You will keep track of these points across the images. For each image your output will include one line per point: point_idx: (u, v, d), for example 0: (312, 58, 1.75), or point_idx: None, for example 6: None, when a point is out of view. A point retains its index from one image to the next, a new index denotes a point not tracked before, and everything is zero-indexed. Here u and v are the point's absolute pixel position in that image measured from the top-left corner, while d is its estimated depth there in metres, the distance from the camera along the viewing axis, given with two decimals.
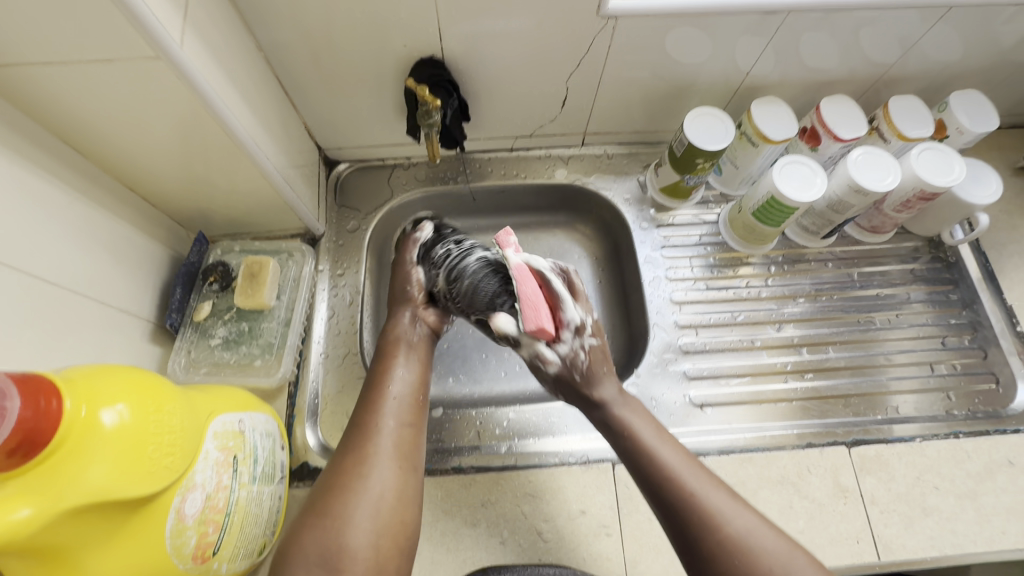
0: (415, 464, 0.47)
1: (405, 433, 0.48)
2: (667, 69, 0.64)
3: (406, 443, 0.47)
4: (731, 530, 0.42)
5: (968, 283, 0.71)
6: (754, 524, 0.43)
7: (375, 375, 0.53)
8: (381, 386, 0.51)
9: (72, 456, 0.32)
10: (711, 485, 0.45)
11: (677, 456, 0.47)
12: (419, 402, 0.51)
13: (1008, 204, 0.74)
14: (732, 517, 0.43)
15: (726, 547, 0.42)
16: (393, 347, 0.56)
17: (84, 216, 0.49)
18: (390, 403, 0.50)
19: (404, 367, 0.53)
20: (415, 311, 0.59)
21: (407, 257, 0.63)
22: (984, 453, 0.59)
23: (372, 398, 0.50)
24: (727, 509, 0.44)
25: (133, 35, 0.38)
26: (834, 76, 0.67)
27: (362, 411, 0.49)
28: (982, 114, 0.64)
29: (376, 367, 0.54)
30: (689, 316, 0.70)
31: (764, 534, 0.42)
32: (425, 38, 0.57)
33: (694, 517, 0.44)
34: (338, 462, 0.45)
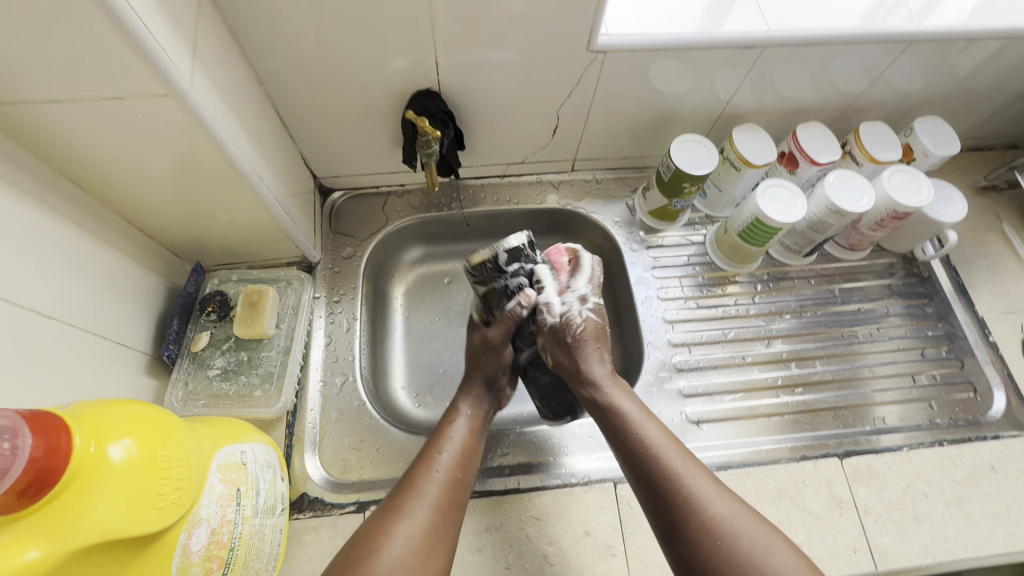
0: (443, 544, 0.45)
1: (448, 511, 0.47)
2: (653, 99, 0.67)
3: (440, 522, 0.46)
4: (712, 516, 0.45)
5: (941, 296, 0.75)
6: (733, 511, 0.45)
7: (433, 437, 0.53)
8: (432, 452, 0.51)
9: (80, 493, 0.31)
10: (693, 468, 0.48)
11: (664, 443, 0.50)
12: (465, 475, 0.51)
13: (973, 221, 0.79)
14: (716, 505, 0.46)
15: (707, 534, 0.44)
16: (457, 411, 0.57)
17: (81, 249, 0.48)
18: (435, 476, 0.49)
19: (459, 434, 0.54)
20: (497, 396, 0.60)
21: (501, 338, 0.59)
22: (968, 459, 0.62)
23: (426, 464, 0.50)
24: (709, 496, 0.46)
25: (145, 74, 0.39)
26: (808, 104, 0.71)
27: (408, 481, 0.49)
28: (945, 138, 0.68)
29: (434, 432, 0.55)
30: (682, 335, 0.72)
31: (744, 525, 0.44)
32: (420, 70, 0.59)
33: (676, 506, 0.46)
34: (367, 530, 0.44)
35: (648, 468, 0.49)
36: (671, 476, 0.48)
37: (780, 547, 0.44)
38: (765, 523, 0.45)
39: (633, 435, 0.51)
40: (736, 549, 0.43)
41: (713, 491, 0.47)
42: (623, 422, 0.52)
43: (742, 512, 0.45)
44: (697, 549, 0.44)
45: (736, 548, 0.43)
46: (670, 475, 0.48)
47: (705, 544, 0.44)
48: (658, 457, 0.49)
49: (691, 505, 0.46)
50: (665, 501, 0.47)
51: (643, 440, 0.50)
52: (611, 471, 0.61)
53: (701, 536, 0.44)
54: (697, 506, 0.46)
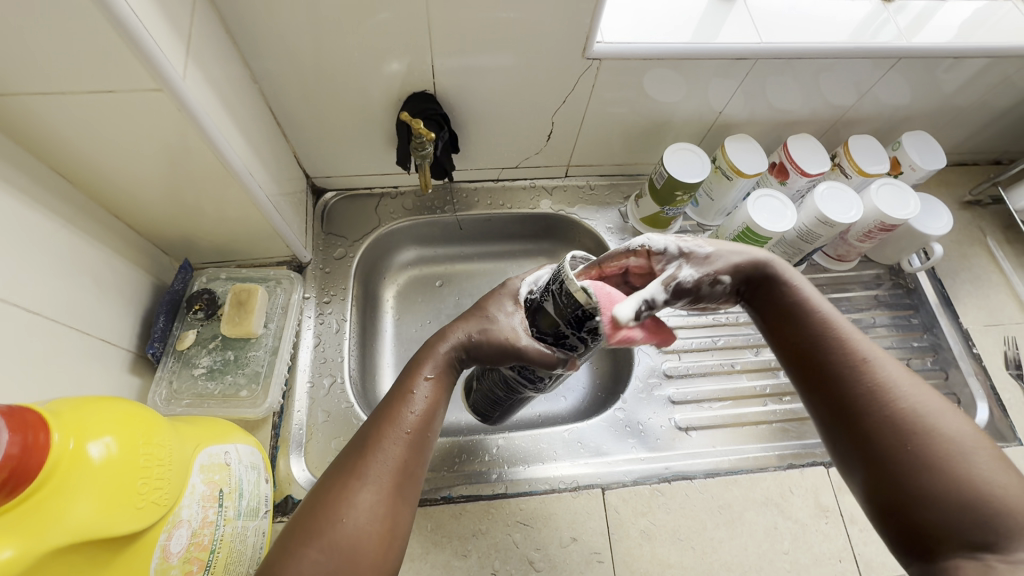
0: (409, 502, 0.39)
1: (407, 481, 0.39)
2: (647, 107, 0.68)
3: (405, 482, 0.39)
4: (900, 400, 0.39)
5: (927, 307, 0.76)
6: (922, 398, 0.39)
7: (394, 393, 0.42)
8: (394, 412, 0.41)
9: (59, 492, 0.31)
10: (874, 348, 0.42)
11: (843, 327, 0.43)
12: (434, 438, 0.42)
13: (958, 235, 0.80)
14: (908, 390, 0.39)
15: (896, 423, 0.38)
16: (430, 359, 0.44)
17: (67, 244, 0.48)
18: (401, 437, 0.40)
19: (425, 398, 0.42)
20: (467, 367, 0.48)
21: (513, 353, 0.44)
22: None
23: (379, 423, 0.40)
24: (899, 379, 0.40)
25: (137, 68, 0.38)
26: (799, 116, 0.72)
27: (370, 435, 0.40)
28: (931, 152, 0.69)
29: (399, 378, 0.43)
30: (672, 341, 0.72)
31: (944, 416, 0.38)
32: (417, 73, 0.59)
33: (856, 384, 0.40)
34: (320, 496, 0.37)
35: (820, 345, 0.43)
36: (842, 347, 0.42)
37: (977, 446, 0.37)
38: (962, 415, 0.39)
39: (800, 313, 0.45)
40: (933, 438, 0.37)
41: (904, 376, 0.40)
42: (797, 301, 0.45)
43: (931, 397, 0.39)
44: (885, 438, 0.38)
45: (926, 438, 0.37)
46: (846, 356, 0.41)
47: (892, 437, 0.38)
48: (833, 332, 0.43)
49: (875, 387, 0.40)
50: (841, 381, 0.41)
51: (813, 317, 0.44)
52: (599, 477, 0.61)
53: (886, 421, 0.38)
54: (882, 390, 0.39)
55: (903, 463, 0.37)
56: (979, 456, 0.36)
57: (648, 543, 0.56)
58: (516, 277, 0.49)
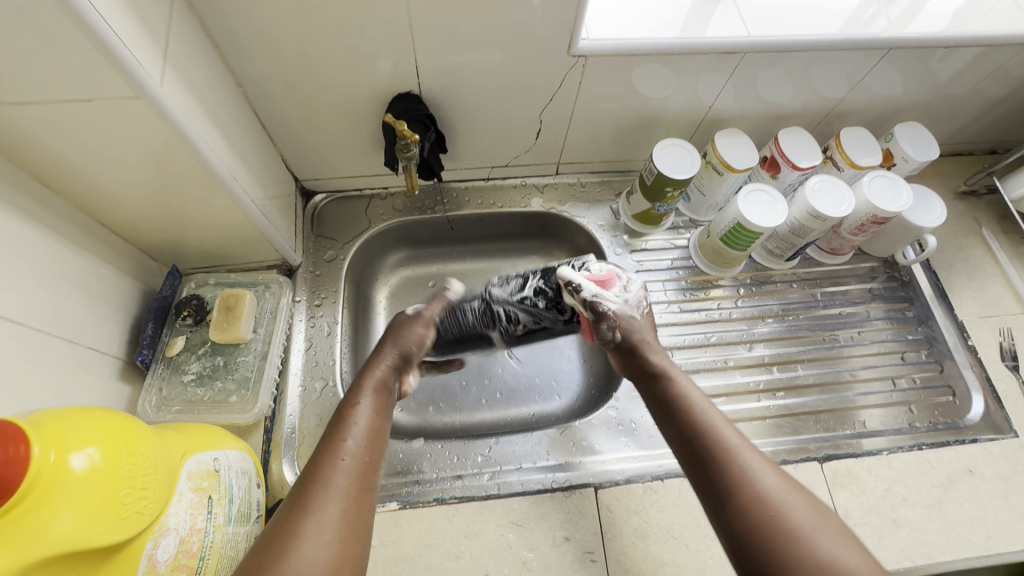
0: (361, 531, 0.41)
1: (364, 498, 0.43)
2: (636, 103, 0.68)
3: (356, 508, 0.42)
4: (759, 486, 0.43)
5: (922, 300, 0.75)
6: (780, 483, 0.43)
7: (331, 427, 0.48)
8: (339, 440, 0.46)
9: (40, 504, 0.31)
10: (747, 446, 0.46)
11: (721, 424, 0.49)
12: (376, 464, 0.47)
13: (953, 226, 0.79)
14: (767, 480, 0.43)
15: (757, 507, 0.42)
16: (361, 390, 0.52)
17: (52, 253, 0.48)
18: (342, 464, 0.44)
19: (364, 423, 0.48)
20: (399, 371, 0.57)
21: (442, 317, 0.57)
22: (946, 463, 0.62)
23: (334, 450, 0.45)
24: (758, 467, 0.44)
25: (112, 75, 0.38)
26: (790, 109, 0.71)
27: (316, 469, 0.43)
28: (924, 143, 0.69)
29: (337, 414, 0.49)
30: (665, 338, 0.72)
31: (794, 502, 0.42)
32: (402, 73, 0.59)
33: (725, 472, 0.45)
34: (280, 523, 0.39)
35: (699, 439, 0.48)
36: (720, 448, 0.46)
37: (829, 528, 0.40)
38: (820, 503, 0.42)
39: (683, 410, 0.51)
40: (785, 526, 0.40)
41: (763, 464, 0.45)
42: (677, 389, 0.53)
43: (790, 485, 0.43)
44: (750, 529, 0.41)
45: (784, 521, 0.41)
46: (721, 450, 0.46)
47: (752, 520, 0.41)
48: (709, 428, 0.48)
49: (737, 473, 0.44)
50: (713, 468, 0.46)
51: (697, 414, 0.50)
52: (592, 475, 0.61)
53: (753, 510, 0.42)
54: (744, 476, 0.44)
55: (768, 544, 0.40)
56: (834, 542, 0.39)
57: (641, 542, 0.56)
58: (425, 310, 0.62)
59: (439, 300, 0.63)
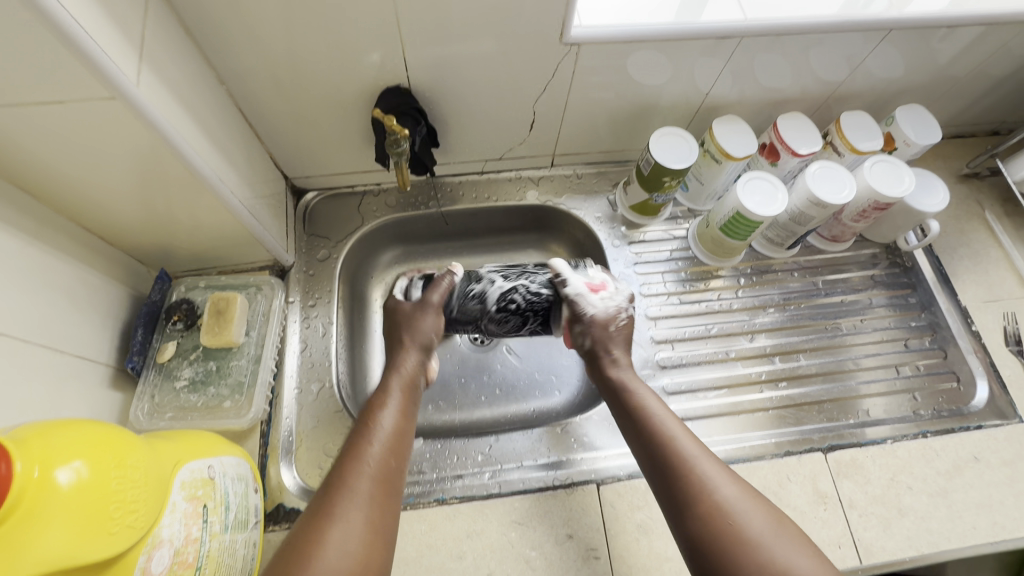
0: (383, 539, 0.42)
1: (388, 502, 0.44)
2: (631, 91, 0.66)
3: (378, 516, 0.43)
4: (719, 497, 0.44)
5: (925, 286, 0.74)
6: (740, 494, 0.45)
7: (355, 433, 0.48)
8: (366, 442, 0.47)
9: (26, 521, 0.30)
10: (704, 454, 0.48)
11: (682, 435, 0.50)
12: (397, 469, 0.47)
13: (955, 210, 0.78)
14: (725, 489, 0.45)
15: (718, 516, 0.43)
16: (387, 393, 0.53)
17: (35, 260, 0.46)
18: (366, 471, 0.45)
19: (390, 424, 0.50)
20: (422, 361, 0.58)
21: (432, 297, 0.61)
22: (951, 450, 0.61)
23: (359, 453, 0.46)
24: (718, 478, 0.46)
25: (85, 76, 0.36)
26: (789, 94, 0.70)
27: (338, 475, 0.44)
28: (926, 126, 0.67)
29: (361, 419, 0.50)
30: (665, 331, 0.71)
31: (751, 513, 0.43)
32: (390, 66, 0.57)
33: (686, 484, 0.46)
34: (309, 525, 0.40)
35: (661, 449, 0.49)
36: (680, 457, 0.48)
37: (789, 539, 0.42)
38: (777, 512, 0.44)
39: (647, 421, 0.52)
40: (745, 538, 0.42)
41: (726, 478, 0.46)
42: (640, 407, 0.53)
43: (750, 498, 0.45)
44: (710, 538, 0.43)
45: (740, 530, 0.42)
46: (681, 460, 0.47)
47: (715, 530, 0.43)
48: (671, 441, 0.49)
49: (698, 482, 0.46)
50: (676, 479, 0.47)
51: (659, 427, 0.51)
52: (594, 471, 0.60)
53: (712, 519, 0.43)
54: (703, 486, 0.45)
55: (726, 554, 0.42)
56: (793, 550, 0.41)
57: (645, 537, 0.55)
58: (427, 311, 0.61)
59: (441, 284, 0.63)
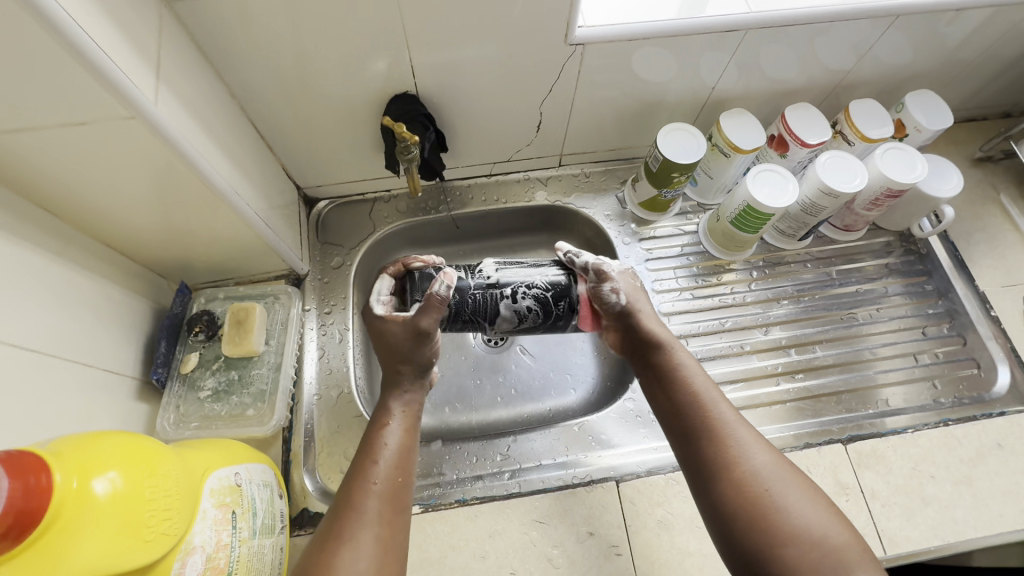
0: (396, 555, 0.43)
1: (397, 518, 0.45)
2: (637, 88, 0.66)
3: (389, 532, 0.44)
4: (750, 463, 0.45)
5: (941, 272, 0.74)
6: (771, 462, 0.45)
7: (361, 452, 0.49)
8: (371, 459, 0.48)
9: (64, 532, 0.31)
10: (741, 424, 0.48)
11: (717, 400, 0.50)
12: (406, 481, 0.48)
13: (969, 194, 0.77)
14: (756, 456, 0.45)
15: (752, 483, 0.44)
16: (389, 410, 0.53)
17: (61, 278, 0.48)
18: (373, 489, 0.45)
19: (394, 440, 0.50)
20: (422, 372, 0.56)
21: (426, 322, 0.53)
22: (974, 438, 0.61)
23: (365, 470, 0.47)
24: (750, 445, 0.46)
25: (105, 97, 0.38)
26: (796, 85, 0.69)
27: (345, 498, 0.45)
28: (936, 111, 0.67)
29: (365, 439, 0.50)
30: (679, 326, 0.71)
31: (781, 481, 0.44)
32: (397, 73, 0.58)
33: (719, 452, 0.46)
34: (321, 549, 0.41)
35: (694, 419, 0.49)
36: (714, 427, 0.48)
37: (821, 508, 0.42)
38: (806, 480, 0.45)
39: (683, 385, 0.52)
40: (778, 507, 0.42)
41: (758, 446, 0.46)
42: (676, 364, 0.54)
43: (782, 466, 0.45)
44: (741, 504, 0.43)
45: (772, 497, 0.43)
46: (718, 430, 0.47)
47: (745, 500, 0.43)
48: (703, 406, 0.49)
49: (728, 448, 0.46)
50: (705, 443, 0.47)
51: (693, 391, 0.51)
52: (613, 469, 0.61)
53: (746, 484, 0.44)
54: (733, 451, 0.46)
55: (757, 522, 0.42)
56: (825, 519, 0.41)
57: (666, 533, 0.55)
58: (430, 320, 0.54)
59: (433, 304, 0.54)
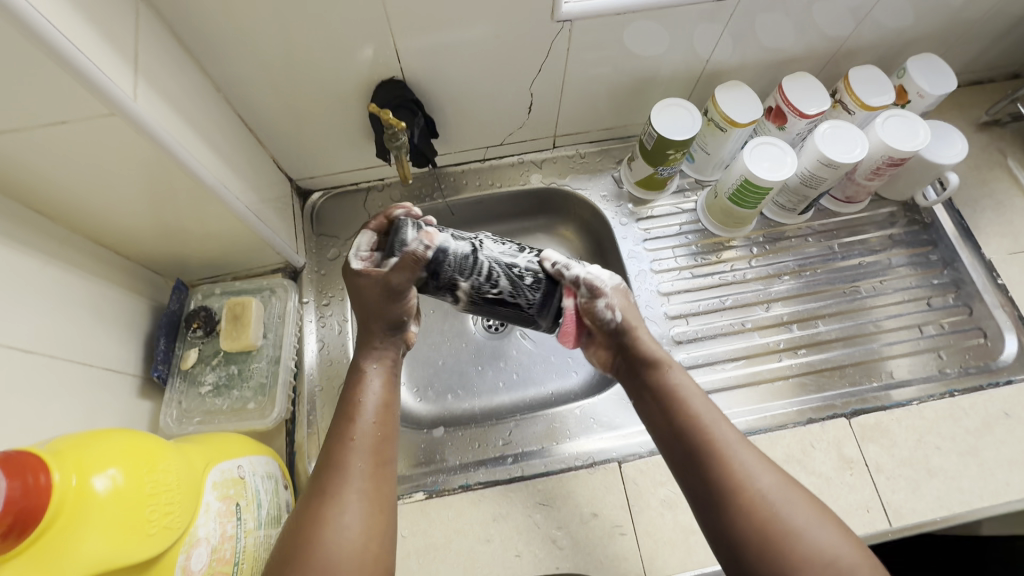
0: (387, 509, 0.43)
1: (383, 472, 0.45)
2: (629, 63, 0.65)
3: (377, 488, 0.43)
4: (758, 491, 0.42)
5: (946, 242, 0.72)
6: (780, 485, 0.42)
7: (342, 409, 0.48)
8: (354, 417, 0.47)
9: (66, 529, 0.31)
10: (741, 443, 0.45)
11: (718, 422, 0.46)
12: (389, 436, 0.47)
13: (975, 160, 0.75)
14: (761, 477, 0.43)
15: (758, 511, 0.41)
16: (366, 360, 0.51)
17: (56, 278, 0.48)
18: (356, 445, 0.45)
19: (376, 397, 0.49)
20: (400, 338, 0.53)
21: (398, 279, 0.48)
22: (980, 408, 0.60)
23: (345, 431, 0.46)
24: (756, 468, 0.43)
25: (84, 95, 0.37)
26: (794, 54, 0.67)
27: (327, 459, 0.44)
28: (940, 76, 0.65)
29: (345, 392, 0.49)
30: (679, 306, 0.70)
31: (790, 504, 0.41)
32: (383, 59, 0.57)
33: (721, 478, 0.43)
34: (310, 504, 0.41)
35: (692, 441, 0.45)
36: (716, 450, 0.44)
37: (827, 523, 0.41)
38: (809, 494, 0.43)
39: (679, 409, 0.47)
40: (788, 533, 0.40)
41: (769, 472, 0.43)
42: (665, 386, 0.49)
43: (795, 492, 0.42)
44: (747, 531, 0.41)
45: (781, 523, 0.40)
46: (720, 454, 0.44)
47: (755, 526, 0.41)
48: (705, 429, 0.46)
49: (734, 478, 0.43)
50: (706, 473, 0.44)
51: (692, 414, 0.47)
52: (615, 451, 0.61)
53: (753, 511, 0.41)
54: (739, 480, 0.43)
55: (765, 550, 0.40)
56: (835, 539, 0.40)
57: (670, 512, 0.55)
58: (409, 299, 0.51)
59: (407, 259, 0.48)
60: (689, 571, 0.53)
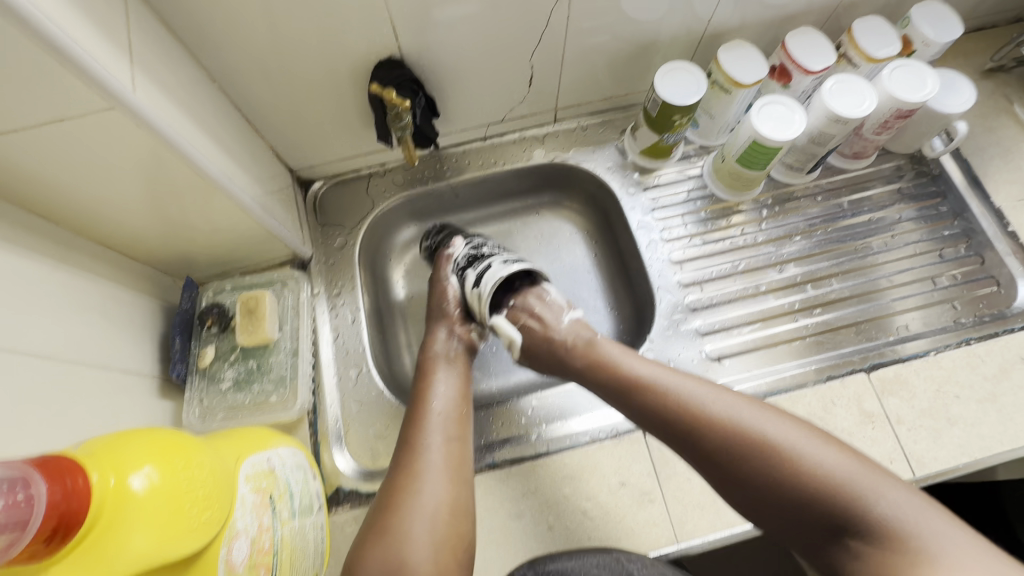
0: (465, 478, 0.48)
1: (453, 446, 0.49)
2: (629, 29, 0.63)
3: (454, 454, 0.49)
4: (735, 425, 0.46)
5: (955, 192, 0.72)
6: (757, 418, 0.46)
7: (415, 397, 0.54)
8: (425, 401, 0.53)
9: (108, 531, 0.31)
10: (706, 391, 0.49)
11: (679, 380, 0.51)
12: (462, 415, 0.53)
13: (981, 107, 0.74)
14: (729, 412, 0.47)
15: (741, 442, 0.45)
16: (433, 363, 0.57)
17: (68, 283, 0.47)
18: (430, 424, 0.50)
19: (446, 381, 0.55)
20: (450, 327, 0.61)
21: (442, 275, 0.65)
22: (997, 354, 0.61)
23: (419, 414, 0.51)
24: (731, 408, 0.47)
25: (81, 88, 0.36)
26: (796, 10, 0.66)
27: (407, 440, 0.50)
28: (945, 23, 0.63)
29: (417, 389, 0.55)
30: (691, 274, 0.70)
31: (766, 426, 0.45)
32: (379, 38, 0.55)
33: (700, 431, 0.47)
34: (393, 480, 0.47)
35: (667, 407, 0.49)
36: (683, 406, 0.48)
37: (821, 443, 0.43)
38: (790, 420, 0.46)
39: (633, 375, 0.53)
40: (777, 456, 0.43)
41: (734, 401, 0.48)
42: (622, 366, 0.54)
43: (781, 421, 0.45)
44: (753, 472, 0.44)
45: (766, 450, 0.44)
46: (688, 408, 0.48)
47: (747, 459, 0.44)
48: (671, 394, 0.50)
49: (713, 421, 0.46)
50: (693, 431, 0.47)
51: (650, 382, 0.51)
52: None
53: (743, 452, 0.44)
54: (716, 421, 0.46)
55: (767, 480, 0.43)
56: (824, 453, 0.42)
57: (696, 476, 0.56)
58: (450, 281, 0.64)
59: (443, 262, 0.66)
60: (719, 533, 0.54)
